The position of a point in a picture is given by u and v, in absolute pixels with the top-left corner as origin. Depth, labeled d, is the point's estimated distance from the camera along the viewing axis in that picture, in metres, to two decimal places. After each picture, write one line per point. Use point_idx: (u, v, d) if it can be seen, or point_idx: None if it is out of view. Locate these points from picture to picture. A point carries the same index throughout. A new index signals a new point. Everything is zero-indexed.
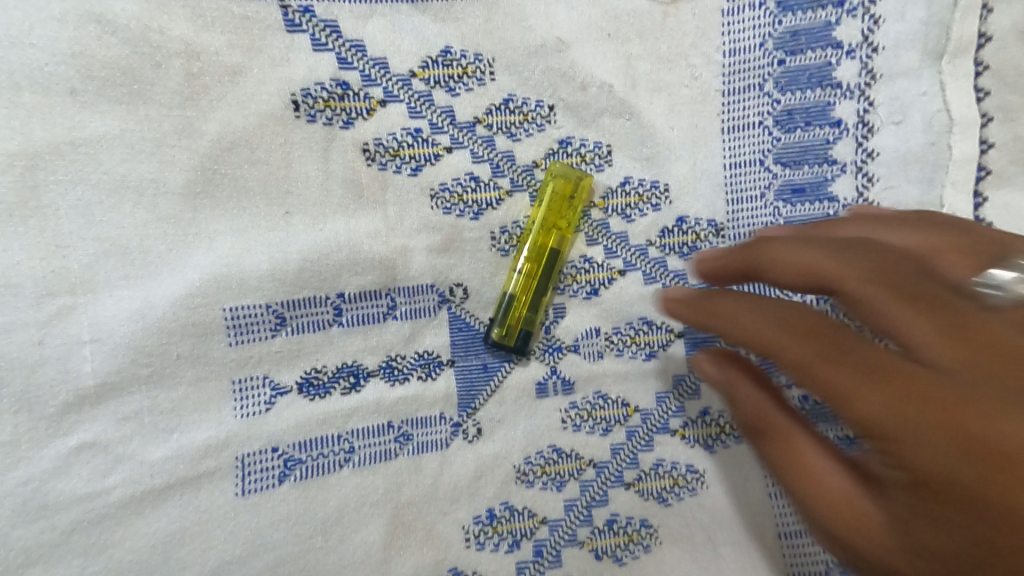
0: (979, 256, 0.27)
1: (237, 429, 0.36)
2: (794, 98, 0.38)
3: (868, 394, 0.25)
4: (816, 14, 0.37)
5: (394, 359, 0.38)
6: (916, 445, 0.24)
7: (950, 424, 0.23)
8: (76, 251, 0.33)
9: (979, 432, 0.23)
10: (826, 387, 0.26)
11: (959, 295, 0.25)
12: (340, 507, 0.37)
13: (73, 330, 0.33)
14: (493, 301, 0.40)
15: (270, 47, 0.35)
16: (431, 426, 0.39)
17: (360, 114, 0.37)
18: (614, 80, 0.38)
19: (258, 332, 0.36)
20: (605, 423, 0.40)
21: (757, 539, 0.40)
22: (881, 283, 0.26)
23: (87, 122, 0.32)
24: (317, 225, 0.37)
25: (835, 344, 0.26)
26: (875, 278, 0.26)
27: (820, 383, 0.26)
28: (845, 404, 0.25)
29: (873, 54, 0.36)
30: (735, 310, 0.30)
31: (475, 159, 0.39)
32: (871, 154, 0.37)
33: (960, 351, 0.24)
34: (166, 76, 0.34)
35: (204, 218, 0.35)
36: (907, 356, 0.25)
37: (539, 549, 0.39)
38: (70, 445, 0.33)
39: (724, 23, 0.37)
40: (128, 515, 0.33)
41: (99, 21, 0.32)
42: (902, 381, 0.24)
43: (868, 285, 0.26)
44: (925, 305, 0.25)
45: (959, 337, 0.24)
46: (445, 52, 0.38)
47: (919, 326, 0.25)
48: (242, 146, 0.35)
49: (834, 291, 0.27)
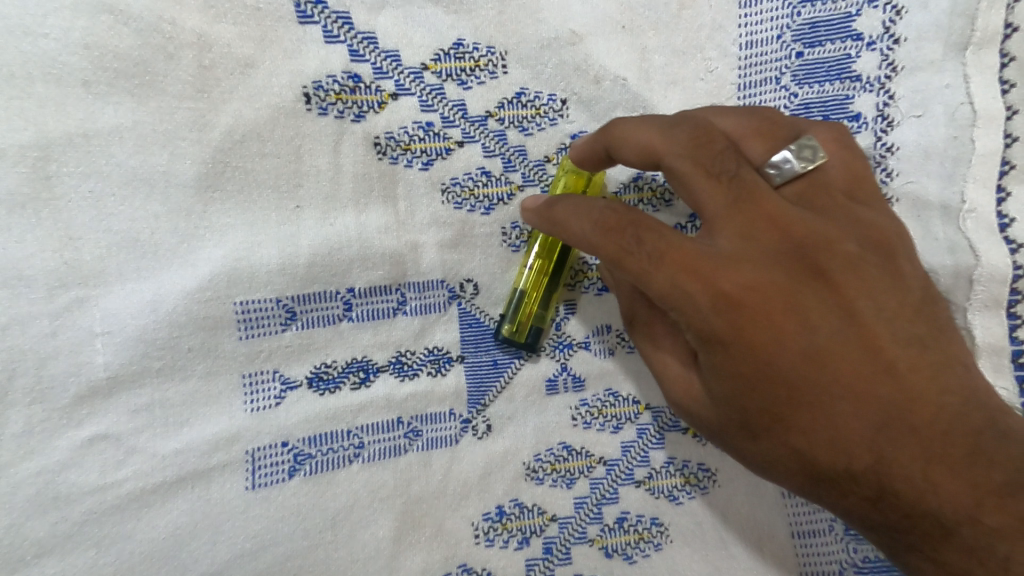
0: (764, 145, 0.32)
1: (247, 422, 0.35)
2: (812, 91, 0.37)
3: (706, 272, 0.29)
4: (835, 6, 0.36)
5: (404, 354, 0.38)
6: (714, 310, 0.29)
7: (756, 287, 0.29)
8: (89, 243, 0.33)
9: (781, 289, 0.30)
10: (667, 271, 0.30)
11: (740, 182, 0.30)
12: (349, 502, 0.37)
13: (86, 322, 0.33)
14: (504, 296, 0.39)
15: (282, 39, 0.35)
16: (440, 422, 0.39)
17: (371, 107, 0.37)
18: (628, 73, 0.38)
19: (268, 326, 0.36)
20: (616, 420, 0.40)
21: (770, 538, 0.39)
22: (689, 159, 0.30)
23: (100, 113, 0.32)
24: (328, 219, 0.37)
25: (640, 234, 0.30)
26: (680, 163, 0.30)
27: (669, 270, 0.29)
28: (679, 276, 0.29)
29: (893, 47, 0.36)
30: (570, 209, 0.33)
31: (486, 153, 0.38)
32: (891, 148, 0.36)
33: (774, 232, 0.30)
34: (178, 67, 0.33)
35: (215, 210, 0.35)
36: (721, 236, 0.30)
37: (549, 547, 0.39)
38: (82, 437, 0.33)
39: (740, 15, 0.37)
40: (139, 507, 0.33)
41: (113, 12, 0.32)
42: (729, 263, 0.30)
43: (686, 162, 0.31)
44: (734, 190, 0.30)
45: (770, 217, 0.30)
46: (457, 44, 0.37)
47: (732, 211, 0.30)
48: (253, 138, 0.35)
49: (662, 163, 0.31)
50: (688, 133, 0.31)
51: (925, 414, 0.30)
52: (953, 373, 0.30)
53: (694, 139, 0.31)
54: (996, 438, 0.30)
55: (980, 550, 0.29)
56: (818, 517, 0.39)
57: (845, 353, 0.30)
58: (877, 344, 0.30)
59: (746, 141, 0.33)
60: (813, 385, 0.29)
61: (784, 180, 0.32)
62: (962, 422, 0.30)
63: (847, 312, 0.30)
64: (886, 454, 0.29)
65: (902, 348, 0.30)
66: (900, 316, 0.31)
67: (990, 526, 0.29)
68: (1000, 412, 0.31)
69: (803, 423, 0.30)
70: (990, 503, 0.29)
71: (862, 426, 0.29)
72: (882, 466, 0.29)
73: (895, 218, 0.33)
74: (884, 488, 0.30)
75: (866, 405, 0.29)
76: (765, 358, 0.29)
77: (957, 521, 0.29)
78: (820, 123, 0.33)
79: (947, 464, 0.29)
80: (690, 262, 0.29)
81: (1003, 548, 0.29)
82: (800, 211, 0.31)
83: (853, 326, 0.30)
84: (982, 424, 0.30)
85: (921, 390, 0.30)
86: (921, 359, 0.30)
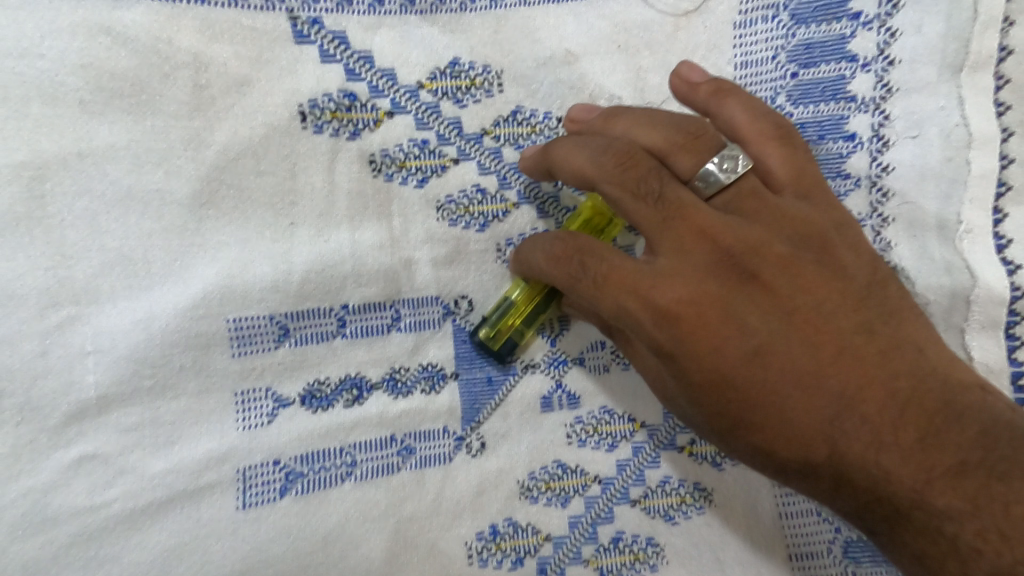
0: (700, 153, 0.33)
1: (239, 441, 0.35)
2: (807, 110, 0.37)
3: (643, 288, 0.31)
4: (830, 27, 0.36)
5: (397, 371, 0.38)
6: (654, 323, 0.30)
7: (692, 299, 0.30)
8: (82, 261, 0.33)
9: (716, 298, 0.31)
10: (607, 290, 0.31)
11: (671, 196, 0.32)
12: (341, 521, 0.37)
13: (78, 341, 0.33)
14: (492, 303, 0.39)
15: (278, 58, 0.35)
16: (434, 440, 0.38)
17: (367, 126, 0.37)
18: (623, 92, 0.38)
19: (261, 344, 0.36)
20: (611, 438, 0.40)
21: (768, 561, 0.39)
22: (619, 183, 0.32)
23: (96, 132, 0.33)
24: (323, 236, 0.36)
25: (588, 255, 0.32)
26: (613, 182, 0.32)
27: (609, 290, 0.31)
28: (621, 292, 0.31)
29: (888, 68, 0.36)
30: (527, 245, 0.35)
31: (482, 171, 0.38)
32: (886, 169, 0.36)
33: (706, 239, 0.31)
34: (174, 87, 0.34)
35: (209, 228, 0.35)
36: (659, 251, 0.31)
37: (543, 567, 0.39)
38: (72, 456, 0.33)
39: (735, 36, 0.37)
40: (129, 527, 0.33)
41: (110, 33, 0.32)
42: (667, 275, 0.31)
43: (617, 186, 0.32)
44: (666, 207, 0.32)
45: (701, 227, 0.31)
46: (453, 63, 0.37)
47: (666, 226, 0.31)
48: (249, 156, 0.35)
49: (595, 187, 0.33)
50: (615, 157, 0.32)
51: (874, 406, 0.30)
52: (901, 357, 0.31)
53: (624, 160, 0.32)
54: (961, 422, 0.29)
55: (965, 549, 0.28)
56: (816, 538, 0.39)
57: (789, 352, 0.30)
58: (817, 342, 0.31)
59: (676, 155, 0.33)
60: (759, 389, 0.30)
61: (716, 190, 0.33)
62: (921, 410, 0.30)
63: (783, 311, 0.31)
64: (845, 449, 0.30)
65: (842, 342, 0.31)
66: (837, 311, 0.31)
67: (972, 522, 0.28)
68: (967, 395, 0.30)
69: (758, 427, 0.30)
70: (964, 494, 0.28)
71: (816, 425, 0.30)
72: (842, 465, 0.30)
73: (835, 211, 0.33)
74: (849, 484, 0.30)
75: (813, 403, 0.30)
76: (710, 367, 0.30)
77: (931, 513, 0.29)
78: (758, 123, 0.33)
79: (913, 458, 0.29)
80: (626, 279, 0.31)
81: (997, 551, 0.27)
82: (732, 217, 0.32)
83: (791, 326, 0.31)
84: (943, 408, 0.30)
85: (869, 384, 0.30)
86: (863, 349, 0.31)
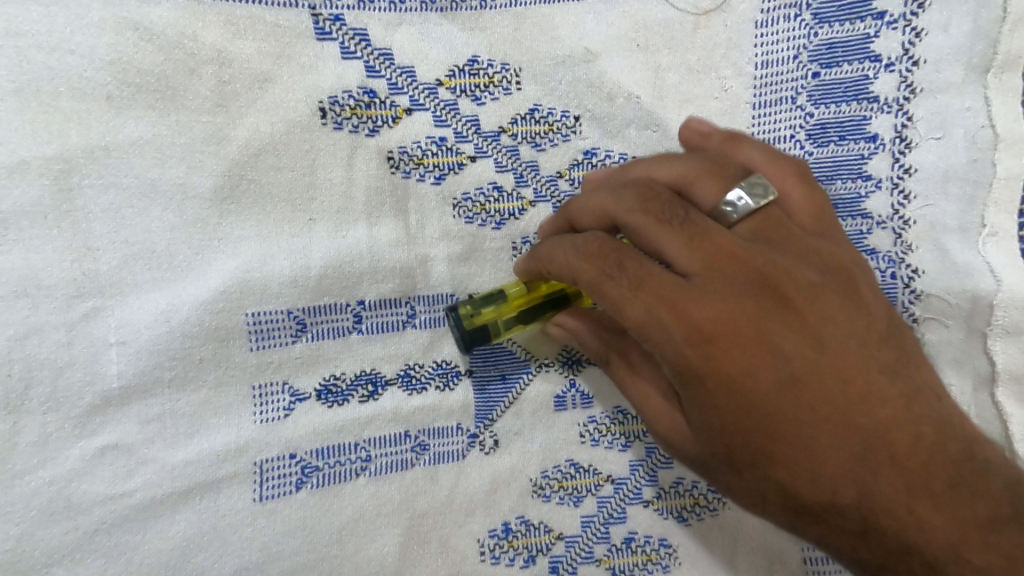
0: (726, 181, 0.32)
1: (256, 434, 0.36)
2: (828, 111, 0.37)
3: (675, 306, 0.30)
4: (854, 26, 0.36)
5: (412, 368, 0.38)
6: (687, 345, 0.29)
7: (726, 325, 0.30)
8: (107, 254, 0.33)
9: (750, 325, 0.30)
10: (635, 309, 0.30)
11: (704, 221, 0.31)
12: (355, 516, 0.37)
13: (102, 332, 0.33)
14: (501, 279, 0.39)
15: (300, 54, 0.35)
16: (448, 436, 0.39)
17: (386, 122, 0.37)
18: (642, 91, 0.38)
19: (278, 338, 0.36)
20: (624, 438, 0.39)
21: (781, 564, 0.39)
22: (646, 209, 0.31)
23: (122, 126, 0.33)
24: (340, 232, 0.37)
25: (617, 266, 0.31)
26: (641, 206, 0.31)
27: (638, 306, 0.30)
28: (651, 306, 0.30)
29: (913, 68, 0.35)
30: (547, 253, 0.34)
31: (499, 169, 0.38)
32: (908, 171, 0.36)
33: (739, 266, 0.31)
34: (199, 82, 0.34)
35: (230, 223, 0.35)
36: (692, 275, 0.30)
37: (555, 566, 0.39)
38: (94, 445, 0.33)
39: (756, 35, 0.37)
40: (148, 517, 0.34)
41: (137, 28, 0.33)
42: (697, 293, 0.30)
43: (638, 215, 0.32)
44: (693, 232, 0.31)
45: (734, 253, 0.31)
46: (472, 61, 0.37)
47: (699, 251, 0.30)
48: (270, 152, 0.35)
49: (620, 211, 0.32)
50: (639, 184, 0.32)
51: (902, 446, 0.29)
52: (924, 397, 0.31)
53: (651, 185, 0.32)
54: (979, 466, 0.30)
55: None
56: None
57: (819, 385, 0.30)
58: (847, 376, 0.30)
59: (700, 183, 0.32)
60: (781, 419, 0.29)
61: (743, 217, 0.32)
62: (943, 450, 0.30)
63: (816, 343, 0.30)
64: (873, 488, 0.29)
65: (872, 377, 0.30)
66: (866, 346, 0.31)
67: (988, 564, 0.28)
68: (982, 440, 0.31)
69: (783, 460, 0.29)
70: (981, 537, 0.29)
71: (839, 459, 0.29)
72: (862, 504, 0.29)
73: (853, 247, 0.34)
74: (877, 525, 0.29)
75: (842, 438, 0.29)
76: (741, 396, 0.29)
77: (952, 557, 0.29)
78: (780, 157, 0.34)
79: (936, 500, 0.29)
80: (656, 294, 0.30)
81: None
82: (758, 246, 0.31)
83: (823, 358, 0.30)
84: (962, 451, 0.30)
85: (898, 423, 0.30)
86: (887, 381, 0.30)
